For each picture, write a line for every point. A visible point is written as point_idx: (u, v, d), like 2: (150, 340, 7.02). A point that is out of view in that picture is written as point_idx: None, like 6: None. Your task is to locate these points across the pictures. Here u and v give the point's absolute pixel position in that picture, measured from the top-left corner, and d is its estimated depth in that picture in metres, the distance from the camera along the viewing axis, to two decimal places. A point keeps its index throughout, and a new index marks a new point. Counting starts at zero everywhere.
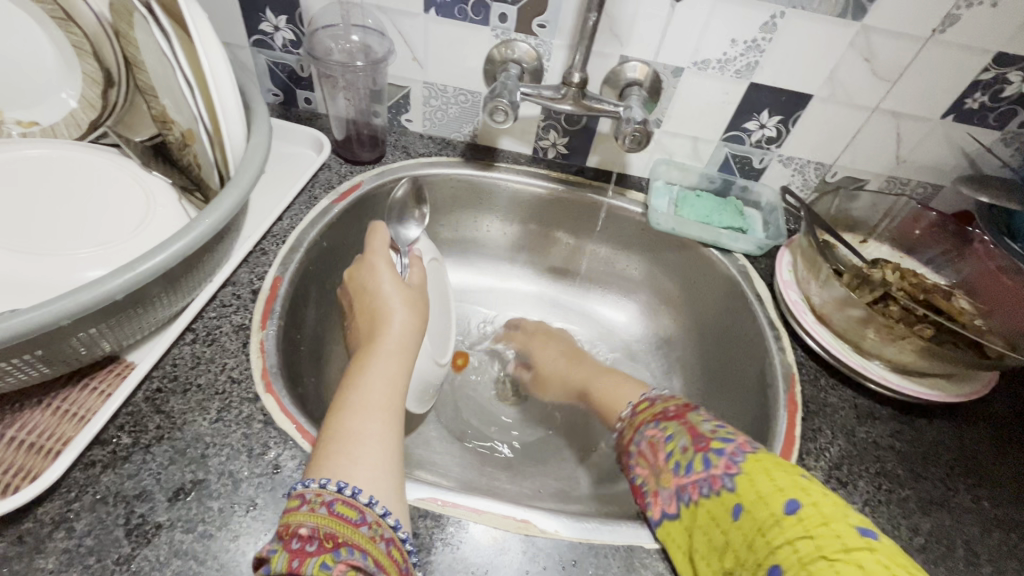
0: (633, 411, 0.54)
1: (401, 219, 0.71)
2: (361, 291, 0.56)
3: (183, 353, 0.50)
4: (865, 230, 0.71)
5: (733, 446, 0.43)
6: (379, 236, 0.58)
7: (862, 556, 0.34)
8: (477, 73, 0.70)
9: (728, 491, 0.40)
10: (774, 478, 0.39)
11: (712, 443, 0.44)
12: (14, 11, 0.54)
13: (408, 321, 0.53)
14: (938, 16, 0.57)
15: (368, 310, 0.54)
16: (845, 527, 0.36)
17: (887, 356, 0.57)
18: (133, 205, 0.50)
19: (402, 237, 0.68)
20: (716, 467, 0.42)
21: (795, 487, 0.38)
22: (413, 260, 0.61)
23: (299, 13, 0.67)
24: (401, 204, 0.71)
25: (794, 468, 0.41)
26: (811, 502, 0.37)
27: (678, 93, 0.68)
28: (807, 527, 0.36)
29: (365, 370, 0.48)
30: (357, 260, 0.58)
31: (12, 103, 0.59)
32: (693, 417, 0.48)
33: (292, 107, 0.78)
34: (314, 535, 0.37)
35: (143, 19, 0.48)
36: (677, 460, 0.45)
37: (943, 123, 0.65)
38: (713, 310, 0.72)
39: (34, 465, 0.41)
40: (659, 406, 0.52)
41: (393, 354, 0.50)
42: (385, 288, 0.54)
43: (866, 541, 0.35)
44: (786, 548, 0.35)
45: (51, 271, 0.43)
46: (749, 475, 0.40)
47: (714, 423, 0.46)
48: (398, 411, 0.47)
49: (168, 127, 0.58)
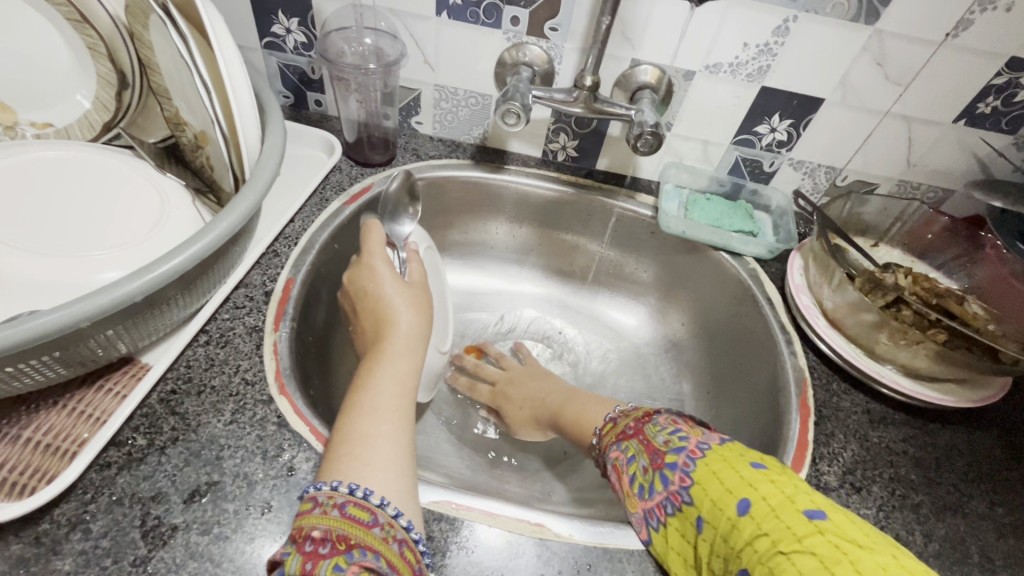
0: (600, 435, 0.53)
1: (393, 215, 0.67)
2: (362, 293, 0.55)
3: (197, 355, 0.50)
4: (877, 234, 0.70)
5: (685, 455, 0.44)
6: (374, 236, 0.57)
7: (812, 541, 0.34)
8: (488, 76, 0.70)
9: (688, 506, 0.41)
10: (724, 481, 0.40)
11: (666, 458, 0.44)
12: (30, 12, 0.55)
13: (414, 323, 0.53)
14: (951, 21, 0.57)
15: (373, 313, 0.54)
16: (793, 515, 0.36)
17: (900, 361, 0.57)
18: (149, 207, 0.50)
19: (393, 233, 0.65)
20: (672, 484, 0.43)
21: (743, 485, 0.39)
22: (409, 257, 0.60)
23: (311, 16, 0.68)
24: (394, 199, 0.68)
25: (743, 462, 0.41)
26: (760, 497, 0.38)
27: (689, 96, 0.68)
28: (760, 523, 0.36)
29: (373, 372, 0.48)
30: (353, 264, 0.58)
31: (25, 105, 0.59)
32: (649, 430, 0.48)
33: (302, 109, 0.79)
34: (326, 537, 0.36)
35: (160, 22, 0.48)
36: (640, 483, 0.45)
37: (955, 128, 0.65)
38: (723, 314, 0.72)
39: (51, 466, 0.41)
40: (621, 424, 0.52)
41: (402, 357, 0.51)
42: (386, 289, 0.54)
43: (814, 523, 0.35)
44: (746, 550, 0.36)
45: (68, 272, 0.43)
46: (701, 485, 0.41)
47: (667, 432, 0.46)
48: (408, 413, 0.47)
49: (181, 128, 0.58)
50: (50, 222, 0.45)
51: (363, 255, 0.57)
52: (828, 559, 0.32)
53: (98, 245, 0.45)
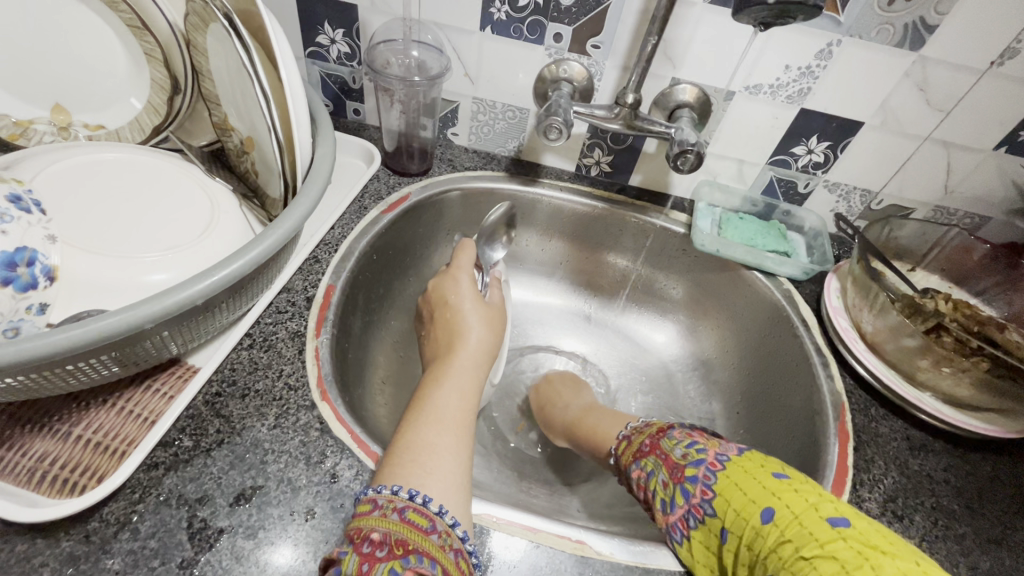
0: (617, 452, 0.55)
1: (489, 241, 0.76)
2: (442, 302, 0.60)
3: (241, 358, 0.51)
4: (913, 258, 0.70)
5: (705, 468, 0.44)
6: (466, 254, 0.64)
7: (835, 546, 0.34)
8: (528, 90, 0.71)
9: (711, 518, 0.42)
10: (746, 491, 0.41)
11: (685, 471, 0.45)
12: (93, 21, 0.56)
13: (484, 341, 0.57)
14: (998, 49, 0.57)
15: (448, 323, 0.58)
16: (815, 522, 0.37)
17: (941, 388, 0.57)
18: (199, 211, 0.51)
19: (487, 258, 0.74)
20: (694, 497, 0.43)
21: (767, 494, 0.39)
22: (491, 283, 0.66)
23: (356, 27, 0.69)
24: (491, 229, 0.75)
25: (765, 471, 0.42)
26: (783, 506, 0.38)
27: (727, 115, 0.69)
28: (783, 531, 0.37)
29: (442, 380, 0.51)
30: (440, 274, 0.64)
31: (81, 106, 0.60)
32: (665, 445, 0.49)
33: (341, 117, 0.80)
34: (385, 540, 0.36)
35: (223, 32, 0.49)
36: (661, 498, 0.46)
37: (995, 155, 0.65)
38: (756, 334, 0.72)
39: (101, 465, 0.41)
40: (637, 441, 0.53)
41: (469, 368, 0.54)
42: (465, 304, 0.59)
43: (837, 531, 0.35)
44: (771, 557, 0.36)
45: (124, 273, 0.44)
46: (724, 496, 0.42)
47: (684, 445, 0.47)
48: (470, 425, 0.48)
49: (228, 134, 0.59)
50: (107, 221, 0.46)
51: (452, 267, 0.64)
52: (850, 563, 0.33)
53: (151, 247, 0.46)
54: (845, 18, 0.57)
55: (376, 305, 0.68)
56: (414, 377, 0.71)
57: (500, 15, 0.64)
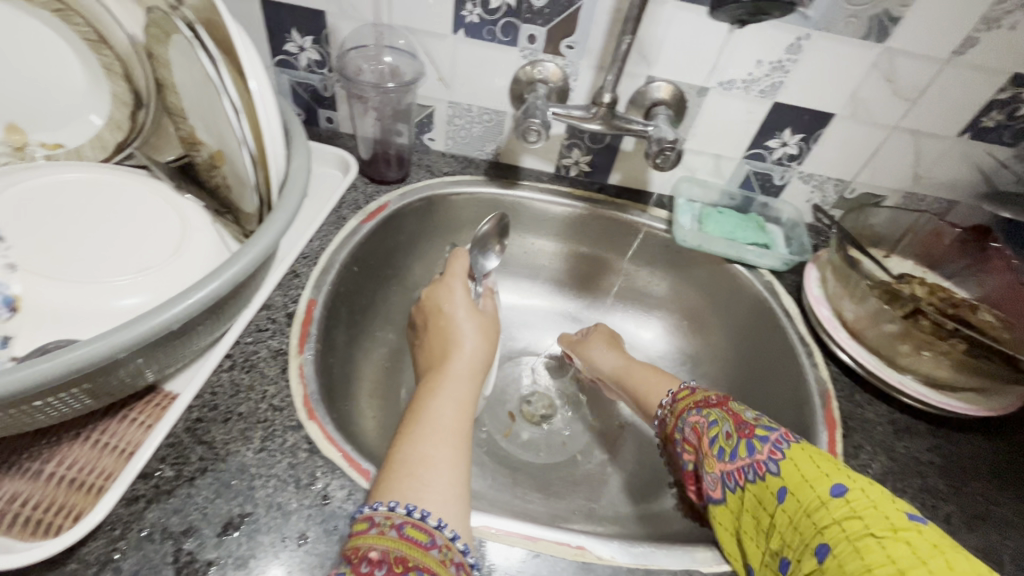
0: (674, 398, 0.56)
1: (482, 249, 0.74)
2: (436, 310, 0.60)
3: (222, 381, 0.49)
4: (888, 245, 0.72)
5: (778, 434, 0.45)
6: (461, 262, 0.64)
7: (909, 535, 0.34)
8: (504, 93, 0.70)
9: (772, 476, 0.42)
10: (819, 464, 0.41)
11: (756, 430, 0.45)
12: (45, 33, 0.53)
13: (478, 350, 0.56)
14: (958, 39, 0.59)
15: (443, 332, 0.58)
16: (892, 509, 0.36)
17: (923, 371, 0.58)
18: (170, 229, 0.49)
19: (478, 266, 0.72)
20: (760, 454, 0.44)
21: (844, 476, 0.40)
22: (485, 293, 0.66)
23: (325, 33, 0.67)
24: (484, 238, 0.74)
25: (841, 462, 0.42)
26: (858, 489, 0.38)
27: (701, 112, 0.69)
28: (854, 508, 0.37)
29: (438, 390, 0.50)
30: (433, 282, 0.63)
31: (36, 124, 0.57)
32: (736, 405, 0.50)
33: (313, 126, 0.78)
34: (384, 559, 0.36)
35: (187, 43, 0.48)
36: (721, 446, 0.46)
37: (960, 141, 0.67)
38: (741, 327, 0.73)
39: (77, 503, 0.39)
40: (701, 393, 0.54)
41: (465, 377, 0.53)
42: (459, 313, 0.59)
43: (916, 524, 0.35)
44: (834, 527, 0.36)
45: (92, 299, 0.42)
46: (794, 460, 0.42)
47: (757, 413, 0.48)
48: (467, 436, 0.47)
49: (196, 148, 0.57)
50: (72, 245, 0.44)
51: (446, 275, 0.63)
52: (923, 553, 0.33)
53: (121, 270, 0.44)
54: (813, 12, 0.58)
55: (360, 318, 0.67)
56: (402, 389, 0.69)
57: (472, 17, 0.63)
